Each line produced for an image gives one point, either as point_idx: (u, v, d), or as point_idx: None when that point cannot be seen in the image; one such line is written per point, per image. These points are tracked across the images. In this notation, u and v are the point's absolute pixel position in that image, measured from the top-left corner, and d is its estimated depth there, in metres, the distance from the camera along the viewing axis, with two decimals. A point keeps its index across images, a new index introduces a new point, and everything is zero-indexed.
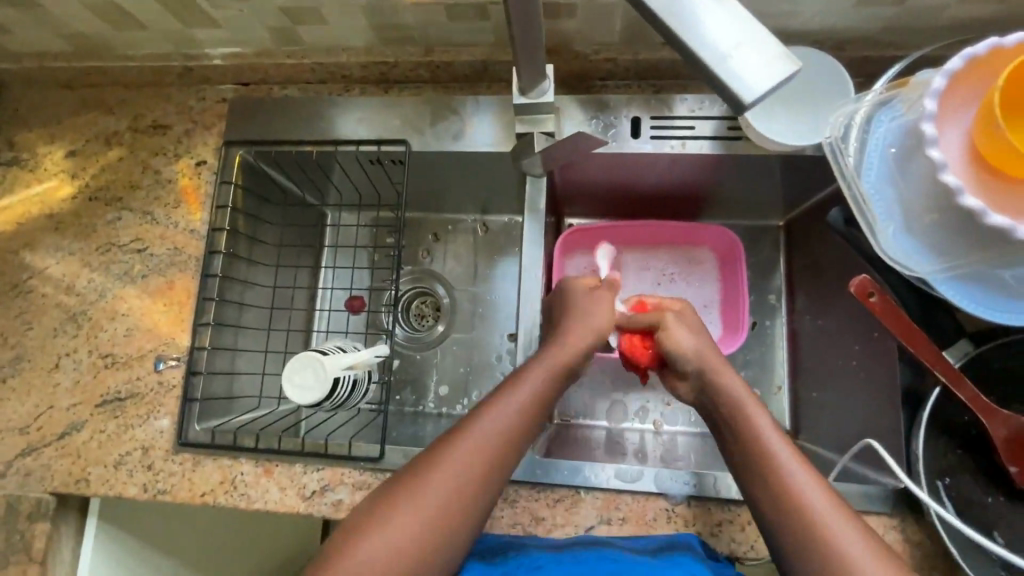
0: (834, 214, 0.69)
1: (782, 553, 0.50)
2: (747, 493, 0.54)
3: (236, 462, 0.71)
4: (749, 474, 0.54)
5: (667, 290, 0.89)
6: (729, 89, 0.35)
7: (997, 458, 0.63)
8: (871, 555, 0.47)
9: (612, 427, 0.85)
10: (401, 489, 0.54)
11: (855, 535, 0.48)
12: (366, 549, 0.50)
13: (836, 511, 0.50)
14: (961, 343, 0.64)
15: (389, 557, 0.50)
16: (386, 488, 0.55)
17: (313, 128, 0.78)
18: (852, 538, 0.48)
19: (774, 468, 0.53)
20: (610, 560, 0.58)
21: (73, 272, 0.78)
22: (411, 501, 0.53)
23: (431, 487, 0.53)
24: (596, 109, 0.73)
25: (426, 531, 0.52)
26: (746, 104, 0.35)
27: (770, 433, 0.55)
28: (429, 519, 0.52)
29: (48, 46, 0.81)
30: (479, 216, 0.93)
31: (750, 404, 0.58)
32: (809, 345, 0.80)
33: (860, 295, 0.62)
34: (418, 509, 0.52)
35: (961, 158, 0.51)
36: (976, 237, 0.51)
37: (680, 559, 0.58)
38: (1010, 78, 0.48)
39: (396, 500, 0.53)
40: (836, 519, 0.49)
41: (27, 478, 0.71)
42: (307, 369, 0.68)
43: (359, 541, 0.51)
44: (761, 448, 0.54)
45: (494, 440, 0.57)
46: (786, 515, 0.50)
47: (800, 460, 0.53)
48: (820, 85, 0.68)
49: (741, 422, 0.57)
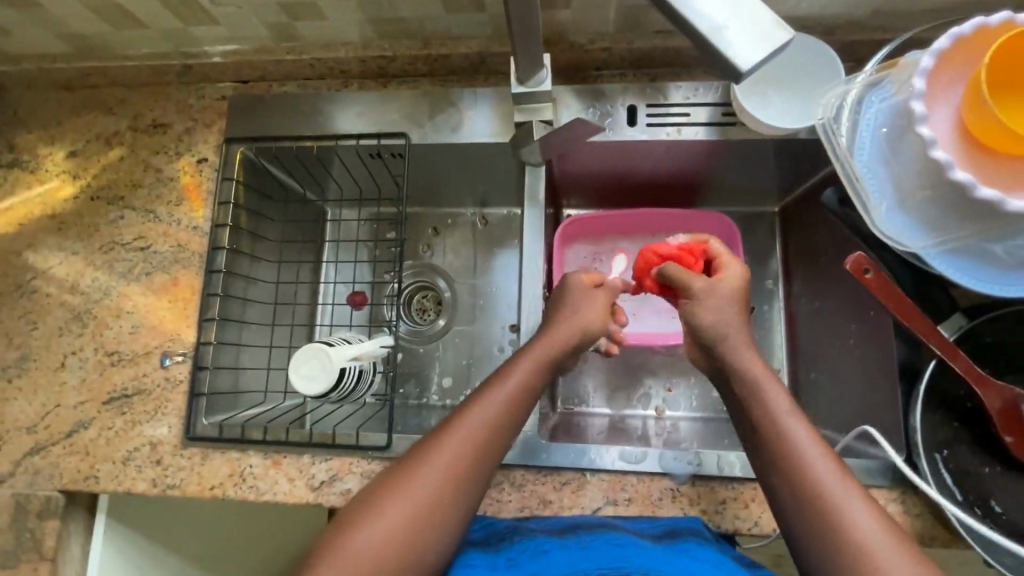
0: (828, 195, 0.70)
1: (791, 528, 0.52)
2: (760, 471, 0.55)
3: (245, 454, 0.71)
4: (763, 452, 0.55)
5: None
6: (726, 59, 0.37)
7: (993, 429, 0.65)
8: (879, 530, 0.49)
9: (615, 415, 0.86)
10: (415, 471, 0.55)
11: (864, 510, 0.50)
12: (377, 525, 0.52)
13: (842, 485, 0.51)
14: (954, 317, 0.65)
15: (400, 534, 0.52)
16: (400, 468, 0.56)
17: (313, 123, 0.79)
18: (862, 513, 0.49)
19: (787, 445, 0.54)
20: (615, 545, 0.58)
21: (77, 271, 0.79)
22: (424, 482, 0.54)
23: (444, 469, 0.55)
24: (592, 99, 0.74)
25: (438, 511, 0.53)
26: (742, 73, 0.37)
27: (786, 412, 0.55)
28: (441, 498, 0.54)
29: (47, 47, 0.82)
30: (478, 209, 0.94)
31: (766, 379, 0.58)
32: (806, 328, 0.82)
33: (856, 272, 0.63)
34: (419, 496, 0.53)
35: (950, 135, 0.52)
36: (966, 212, 0.52)
37: (685, 544, 0.59)
38: (994, 56, 0.50)
39: (409, 480, 0.54)
40: (847, 495, 0.50)
41: (37, 476, 0.72)
42: (313, 359, 0.69)
43: (371, 517, 0.53)
44: (776, 426, 0.55)
45: (490, 429, 0.57)
46: (797, 491, 0.52)
47: (815, 438, 0.54)
48: (811, 70, 0.70)
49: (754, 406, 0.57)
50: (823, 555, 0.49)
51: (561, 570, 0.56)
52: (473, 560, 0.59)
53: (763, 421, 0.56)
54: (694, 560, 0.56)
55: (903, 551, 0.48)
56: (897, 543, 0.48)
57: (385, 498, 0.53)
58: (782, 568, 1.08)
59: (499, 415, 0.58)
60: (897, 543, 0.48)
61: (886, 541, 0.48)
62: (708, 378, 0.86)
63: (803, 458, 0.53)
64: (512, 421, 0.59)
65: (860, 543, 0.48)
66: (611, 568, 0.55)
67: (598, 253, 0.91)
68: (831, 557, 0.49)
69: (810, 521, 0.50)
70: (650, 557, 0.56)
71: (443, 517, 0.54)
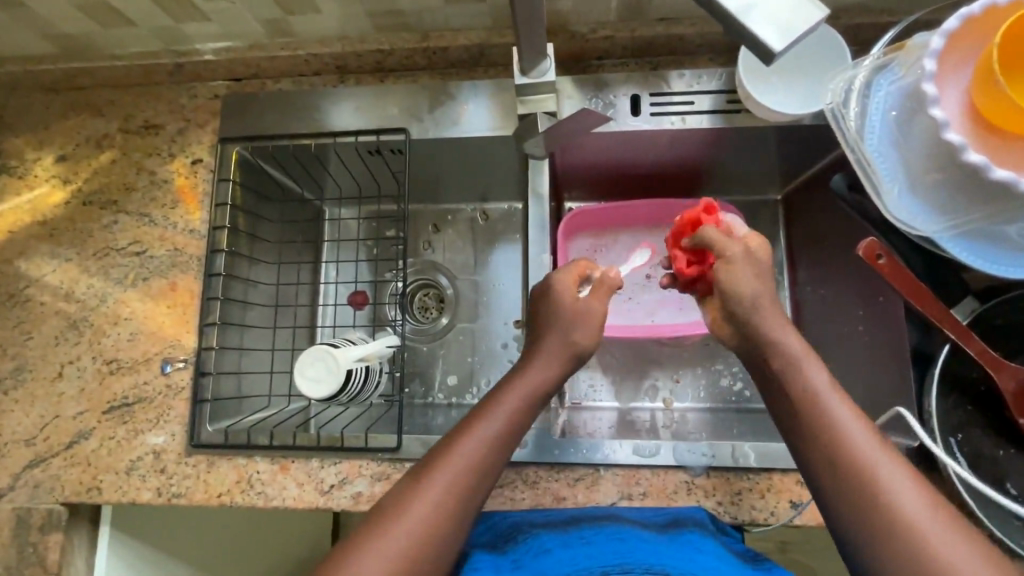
0: (837, 179, 0.69)
1: (831, 512, 0.50)
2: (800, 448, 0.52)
3: (251, 461, 0.70)
4: (804, 430, 0.52)
5: (653, 284, 0.90)
6: (758, 38, 0.38)
7: (1003, 412, 0.65)
8: (913, 496, 0.47)
9: (623, 407, 0.85)
10: (392, 511, 0.52)
11: (912, 489, 0.48)
12: (369, 555, 0.49)
13: (890, 463, 0.49)
14: (967, 302, 0.67)
15: (405, 559, 0.50)
16: (377, 509, 0.53)
17: (309, 120, 0.77)
18: (910, 493, 0.47)
19: (826, 416, 0.52)
20: (617, 539, 0.58)
21: (71, 278, 0.77)
22: (406, 518, 0.51)
23: (430, 497, 0.52)
24: (594, 88, 0.73)
25: (433, 539, 0.51)
26: (775, 53, 0.38)
27: (828, 390, 0.53)
28: (445, 513, 0.52)
29: (34, 48, 0.80)
30: (479, 204, 0.93)
31: (808, 359, 0.55)
32: (812, 316, 0.81)
33: (869, 258, 0.63)
34: (400, 540, 0.50)
35: (960, 116, 0.51)
36: (982, 194, 0.52)
37: (688, 536, 0.58)
38: (1005, 35, 0.49)
39: (384, 521, 0.52)
40: (895, 475, 0.48)
41: (37, 489, 0.70)
42: (319, 361, 0.67)
43: (373, 541, 0.50)
44: (801, 383, 0.54)
45: (486, 458, 0.55)
46: (829, 457, 0.50)
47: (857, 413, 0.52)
48: (817, 53, 0.70)
49: (795, 381, 0.54)
50: (869, 541, 0.47)
51: (564, 570, 0.54)
52: (479, 563, 0.57)
53: (797, 395, 0.53)
54: (700, 552, 0.56)
55: (937, 516, 0.47)
56: (929, 507, 0.47)
57: (382, 524, 0.51)
58: (789, 554, 1.08)
59: (501, 435, 0.57)
60: (926, 504, 0.47)
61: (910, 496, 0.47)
62: (714, 370, 0.85)
63: (847, 436, 0.50)
64: None
65: (893, 506, 0.47)
66: (614, 567, 0.53)
67: (599, 245, 0.90)
68: (869, 537, 0.47)
69: (842, 490, 0.49)
70: (656, 552, 0.55)
71: (449, 530, 0.52)
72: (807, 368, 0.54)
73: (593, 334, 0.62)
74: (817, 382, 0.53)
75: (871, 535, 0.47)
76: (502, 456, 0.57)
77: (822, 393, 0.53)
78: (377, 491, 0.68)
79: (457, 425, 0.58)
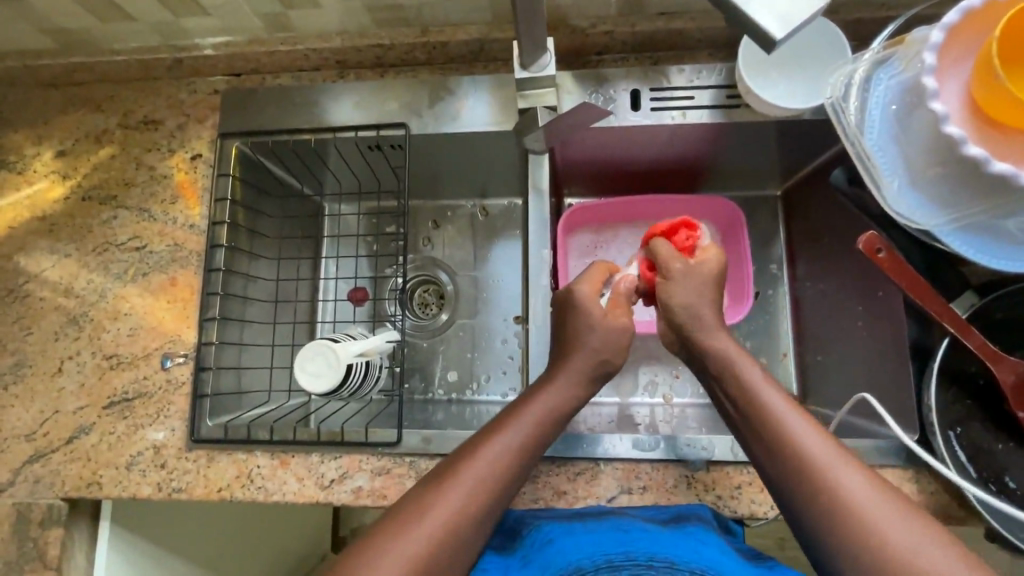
0: (837, 174, 0.71)
1: (787, 506, 0.50)
2: (750, 446, 0.54)
3: (251, 455, 0.70)
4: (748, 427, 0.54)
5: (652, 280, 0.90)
6: (758, 26, 0.38)
7: (1003, 404, 0.66)
8: (855, 480, 0.48)
9: (624, 403, 0.85)
10: (410, 516, 0.52)
11: (854, 474, 0.48)
12: (390, 560, 0.49)
13: (832, 450, 0.50)
14: (965, 296, 0.67)
15: (422, 559, 0.49)
16: (396, 512, 0.53)
17: (309, 115, 0.77)
18: (851, 475, 0.48)
19: (763, 411, 0.53)
20: (622, 531, 0.56)
21: (70, 273, 0.77)
22: (426, 523, 0.51)
23: (449, 507, 0.52)
24: (594, 83, 0.73)
25: (452, 539, 0.51)
26: (776, 42, 0.38)
27: (764, 384, 0.55)
28: (468, 516, 0.52)
29: (32, 43, 0.79)
30: (479, 201, 0.93)
31: (743, 357, 0.57)
32: (812, 312, 0.81)
33: (869, 252, 0.63)
34: (418, 544, 0.50)
35: (960, 110, 0.51)
36: (982, 187, 0.51)
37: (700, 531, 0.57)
38: (1005, 29, 0.49)
39: (405, 525, 0.51)
40: (835, 459, 0.49)
41: (37, 484, 0.70)
42: (318, 356, 0.67)
43: (390, 541, 0.50)
44: (739, 379, 0.55)
45: (511, 466, 0.55)
46: (773, 451, 0.51)
47: (792, 404, 0.53)
48: (816, 48, 0.70)
49: (733, 378, 0.56)
50: (821, 528, 0.47)
51: (565, 561, 0.52)
52: (488, 565, 0.57)
53: (737, 391, 0.55)
54: (702, 543, 0.55)
55: (882, 498, 0.47)
56: (873, 491, 0.47)
57: (395, 526, 0.51)
58: (788, 551, 1.09)
59: (521, 443, 0.56)
60: (870, 488, 0.47)
61: (853, 481, 0.48)
62: None
63: (785, 427, 0.51)
64: (537, 441, 0.58)
65: (837, 493, 0.47)
66: (618, 555, 0.52)
67: (599, 241, 0.90)
68: (821, 527, 0.47)
69: (788, 483, 0.50)
70: (658, 540, 0.54)
71: (471, 535, 0.52)
72: (742, 362, 0.56)
73: (616, 351, 0.61)
74: (754, 378, 0.55)
75: (822, 525, 0.47)
76: (525, 467, 0.57)
77: (757, 387, 0.54)
78: (377, 485, 0.68)
79: (480, 431, 0.58)
